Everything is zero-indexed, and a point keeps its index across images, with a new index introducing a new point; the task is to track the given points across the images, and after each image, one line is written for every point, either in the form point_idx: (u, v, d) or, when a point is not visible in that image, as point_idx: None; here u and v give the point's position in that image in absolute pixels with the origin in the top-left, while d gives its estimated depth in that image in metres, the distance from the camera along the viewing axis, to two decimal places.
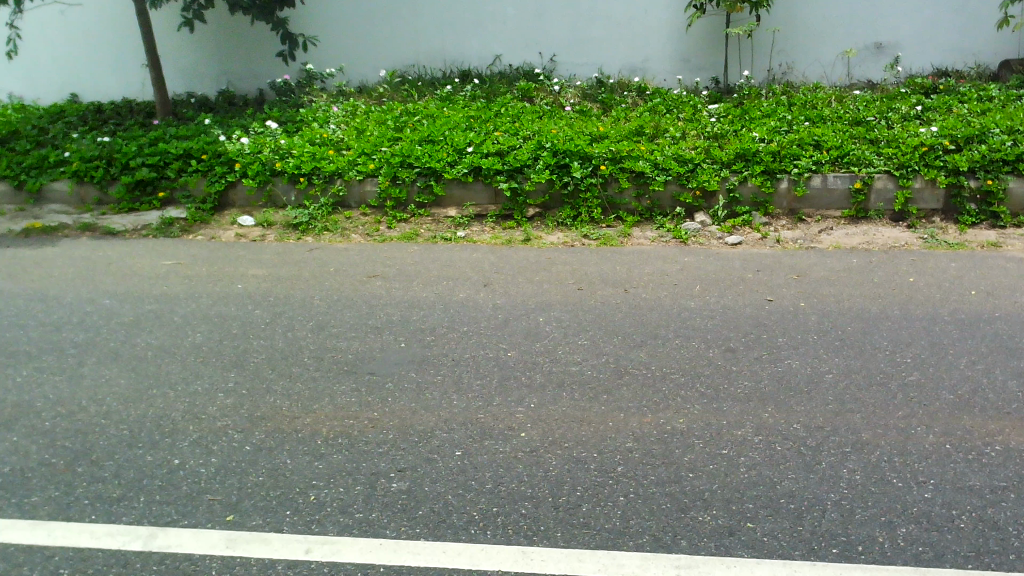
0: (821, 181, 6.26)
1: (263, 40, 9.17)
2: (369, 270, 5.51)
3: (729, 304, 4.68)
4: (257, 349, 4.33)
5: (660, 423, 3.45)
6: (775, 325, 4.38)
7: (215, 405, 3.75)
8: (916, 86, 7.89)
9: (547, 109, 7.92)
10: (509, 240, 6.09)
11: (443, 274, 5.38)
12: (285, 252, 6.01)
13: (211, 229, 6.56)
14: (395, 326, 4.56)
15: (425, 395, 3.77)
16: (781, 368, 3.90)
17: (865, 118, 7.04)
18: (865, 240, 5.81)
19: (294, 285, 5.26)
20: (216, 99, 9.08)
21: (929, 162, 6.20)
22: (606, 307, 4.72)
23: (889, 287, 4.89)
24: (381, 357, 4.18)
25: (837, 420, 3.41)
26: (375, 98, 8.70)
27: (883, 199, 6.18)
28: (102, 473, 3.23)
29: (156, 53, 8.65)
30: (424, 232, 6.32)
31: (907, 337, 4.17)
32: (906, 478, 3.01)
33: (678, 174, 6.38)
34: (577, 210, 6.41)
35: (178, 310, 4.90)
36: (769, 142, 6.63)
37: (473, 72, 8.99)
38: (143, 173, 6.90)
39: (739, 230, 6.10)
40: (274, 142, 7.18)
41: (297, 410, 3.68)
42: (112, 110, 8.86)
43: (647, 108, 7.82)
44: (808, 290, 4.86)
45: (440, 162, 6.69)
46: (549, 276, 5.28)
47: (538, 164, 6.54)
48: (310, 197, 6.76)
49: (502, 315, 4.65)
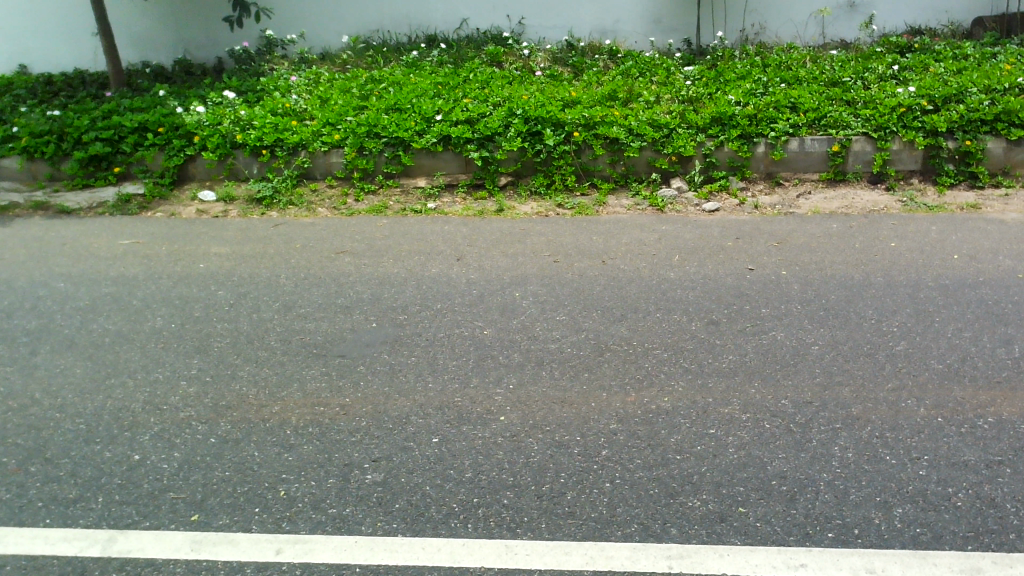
0: (799, 144, 6.13)
1: (219, 6, 8.81)
2: (337, 246, 5.31)
3: (710, 274, 4.56)
4: (221, 333, 4.13)
5: (645, 402, 3.32)
6: (758, 295, 4.26)
7: (177, 394, 3.57)
8: (891, 44, 7.76)
9: (518, 74, 7.69)
10: (481, 212, 5.91)
11: (413, 248, 5.19)
12: (248, 228, 5.77)
13: (171, 206, 6.30)
14: (365, 305, 4.38)
15: (398, 378, 3.62)
16: (766, 340, 3.78)
17: (841, 78, 6.90)
18: (844, 204, 5.70)
19: (258, 263, 5.05)
20: (173, 68, 8.73)
21: (907, 123, 6.09)
22: (583, 280, 4.57)
23: (871, 252, 4.78)
24: (352, 339, 4.00)
25: (826, 394, 3.31)
26: (339, 65, 8.41)
27: (860, 161, 6.07)
28: (57, 472, 3.04)
29: (106, 21, 8.28)
30: (393, 205, 6.11)
31: (891, 305, 4.08)
32: (899, 454, 2.92)
33: (653, 140, 6.23)
34: (551, 178, 6.24)
35: (137, 292, 4.68)
36: (745, 105, 6.48)
37: (439, 37, 8.72)
38: (97, 148, 6.61)
39: (716, 196, 5.97)
40: (234, 112, 6.90)
41: (265, 397, 3.51)
42: (63, 81, 8.48)
43: (620, 71, 7.63)
44: (790, 258, 4.74)
45: (408, 131, 6.46)
46: (523, 248, 5.11)
47: (510, 132, 6.34)
48: (273, 170, 6.50)
49: (476, 291, 4.49)
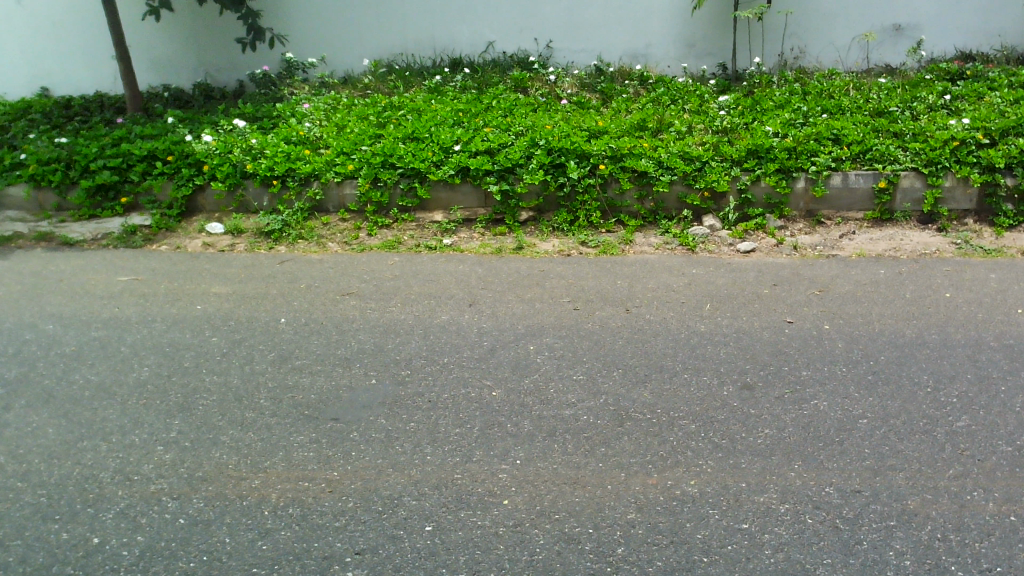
0: (842, 180, 5.69)
1: (238, 28, 8.60)
2: (342, 287, 4.99)
3: (745, 327, 4.15)
4: (208, 388, 3.81)
5: (669, 487, 2.92)
6: (797, 354, 3.84)
7: (150, 463, 3.24)
8: (941, 72, 7.31)
9: (543, 101, 7.35)
10: (500, 249, 5.56)
11: (423, 291, 4.85)
12: (253, 265, 5.48)
13: (177, 238, 6.05)
14: (366, 357, 4.04)
15: (394, 448, 3.26)
16: (807, 412, 3.36)
17: (887, 108, 6.46)
18: (892, 246, 5.26)
19: (259, 305, 4.75)
20: (193, 93, 8.53)
21: (961, 158, 5.63)
22: (605, 332, 4.19)
23: (923, 304, 4.34)
24: (348, 399, 3.65)
25: (877, 481, 2.89)
26: (359, 90, 8.14)
27: (909, 199, 5.63)
28: (6, 558, 2.73)
29: (123, 45, 8.10)
30: (407, 240, 5.79)
31: (948, 369, 3.65)
32: (966, 565, 2.51)
33: (684, 174, 5.82)
34: (574, 214, 5.87)
35: (127, 337, 4.39)
36: (784, 137, 6.06)
37: (464, 61, 8.42)
38: (104, 177, 6.37)
39: (751, 235, 5.55)
40: (246, 141, 6.63)
41: (245, 468, 3.17)
42: (81, 105, 8.31)
43: (650, 98, 7.26)
44: (832, 310, 4.32)
45: (425, 162, 6.13)
46: (541, 292, 4.75)
47: (531, 164, 5.98)
48: (284, 202, 6.22)
49: (487, 343, 4.12)
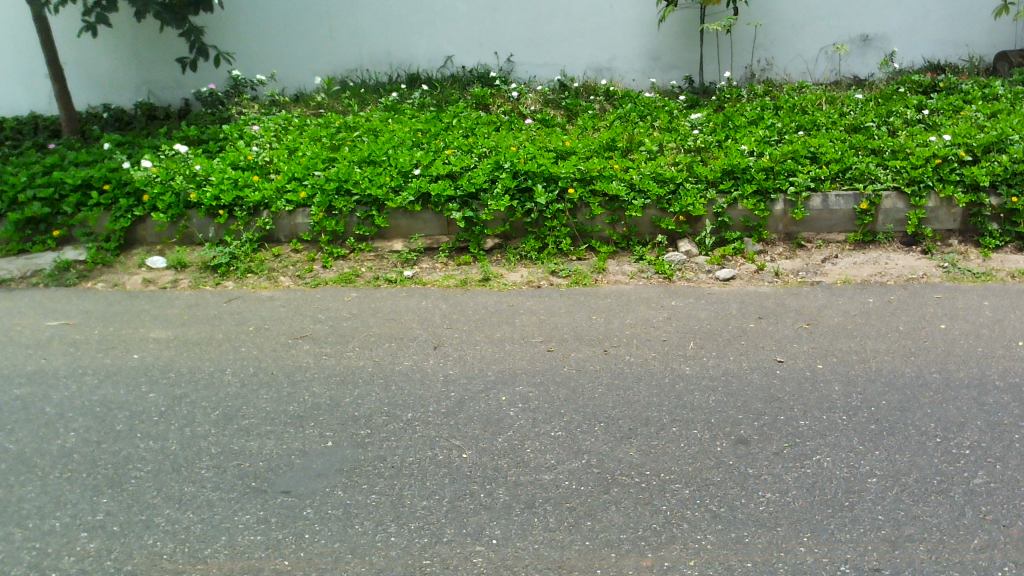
0: (822, 201, 5.44)
1: (181, 44, 8.15)
2: (295, 329, 4.58)
3: (734, 368, 3.85)
4: (142, 457, 3.39)
5: (666, 571, 2.60)
6: (792, 401, 3.54)
7: (72, 555, 2.82)
8: (913, 84, 7.13)
9: (506, 119, 7.02)
10: (464, 281, 5.21)
11: (384, 332, 4.47)
12: (197, 305, 5.06)
13: (115, 275, 5.60)
14: (322, 413, 3.65)
15: (354, 527, 2.88)
16: (811, 471, 3.05)
17: (863, 123, 6.24)
18: (877, 272, 5.02)
19: (202, 353, 4.33)
20: (135, 113, 8.06)
21: (943, 176, 5.41)
22: (582, 377, 3.85)
23: (919, 338, 4.08)
24: (302, 466, 3.27)
25: (896, 558, 2.60)
26: (312, 109, 7.74)
27: (892, 219, 5.40)
28: None
29: (57, 64, 7.60)
30: (365, 273, 5.42)
31: (957, 415, 3.37)
32: None
33: (658, 197, 5.52)
34: (543, 241, 5.54)
35: (54, 395, 3.94)
36: (759, 156, 5.79)
37: (422, 76, 8.07)
38: (35, 209, 5.87)
39: (729, 261, 5.28)
40: (189, 167, 6.18)
41: (182, 558, 2.77)
42: (13, 127, 7.79)
43: (618, 115, 6.97)
44: (824, 346, 4.04)
45: (383, 188, 5.75)
46: (511, 332, 4.40)
47: (496, 188, 5.63)
48: (231, 232, 5.80)
49: (454, 394, 3.76)
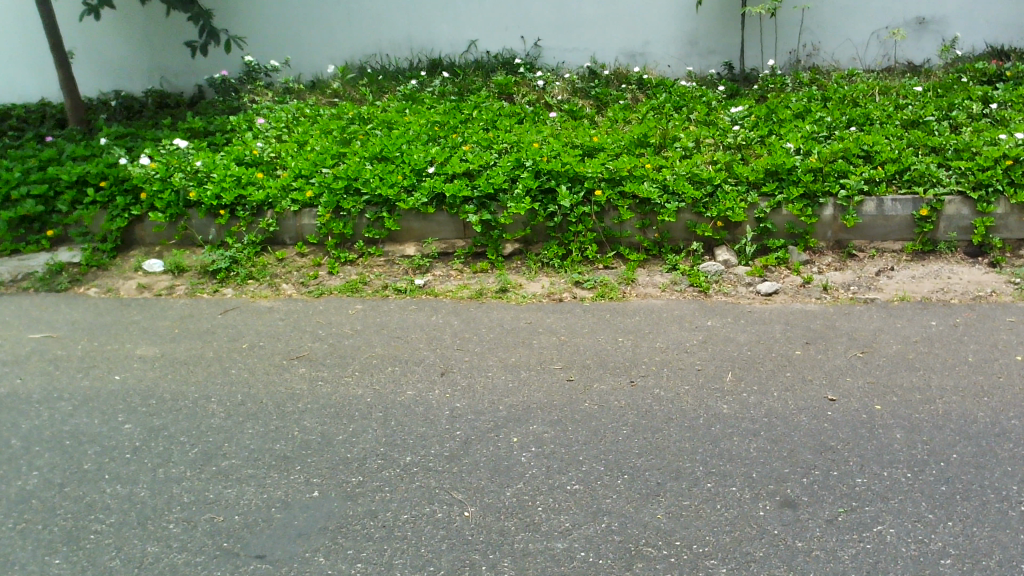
0: (876, 206, 4.91)
1: (191, 28, 7.76)
2: (292, 348, 4.18)
3: (779, 408, 3.38)
4: (107, 505, 3.01)
5: None
6: (848, 452, 3.06)
7: None
8: (976, 72, 6.53)
9: (530, 110, 6.55)
10: (480, 291, 4.78)
11: (388, 354, 4.05)
12: (191, 316, 4.68)
13: (109, 279, 5.25)
14: (311, 454, 3.25)
15: None
16: (871, 547, 2.59)
17: (922, 117, 5.67)
18: (939, 288, 4.50)
19: (189, 375, 3.95)
20: (145, 101, 7.71)
21: (1015, 179, 4.85)
22: (605, 415, 3.40)
23: (993, 372, 3.57)
24: (282, 522, 2.87)
25: None
26: (327, 97, 7.33)
27: (955, 227, 4.86)
28: None
29: (62, 50, 7.25)
30: (373, 281, 5.01)
31: None
32: None
33: (693, 200, 5.03)
34: (567, 247, 5.08)
35: (22, 424, 3.58)
36: (807, 154, 5.25)
37: (444, 62, 7.61)
38: (27, 207, 5.52)
39: (772, 273, 4.79)
40: (190, 162, 5.79)
41: None
42: (18, 116, 7.47)
43: (651, 105, 6.46)
44: (883, 381, 3.54)
45: (395, 187, 5.31)
46: (528, 356, 3.95)
47: (516, 188, 5.17)
48: (233, 234, 5.41)
49: (459, 433, 3.33)
